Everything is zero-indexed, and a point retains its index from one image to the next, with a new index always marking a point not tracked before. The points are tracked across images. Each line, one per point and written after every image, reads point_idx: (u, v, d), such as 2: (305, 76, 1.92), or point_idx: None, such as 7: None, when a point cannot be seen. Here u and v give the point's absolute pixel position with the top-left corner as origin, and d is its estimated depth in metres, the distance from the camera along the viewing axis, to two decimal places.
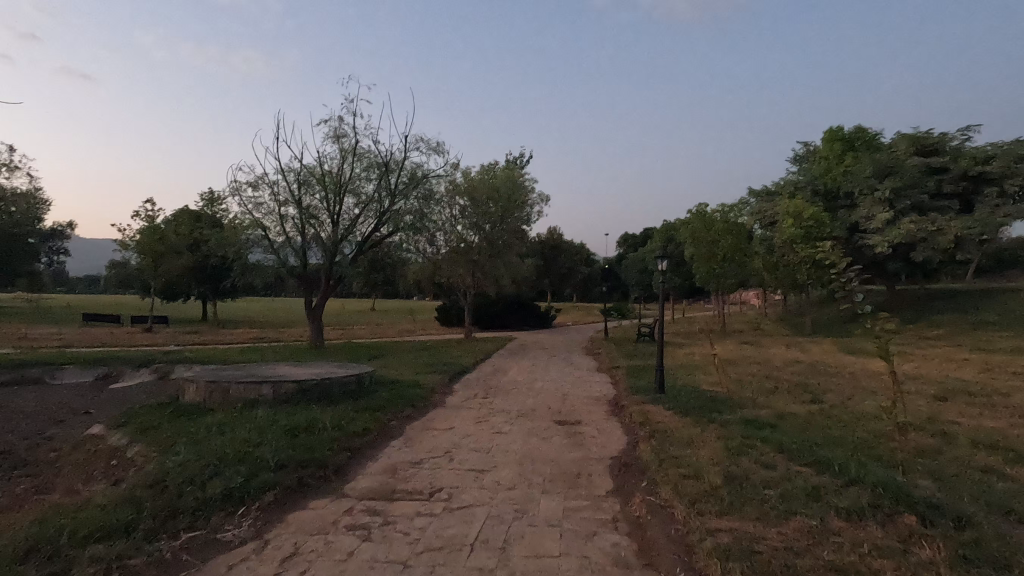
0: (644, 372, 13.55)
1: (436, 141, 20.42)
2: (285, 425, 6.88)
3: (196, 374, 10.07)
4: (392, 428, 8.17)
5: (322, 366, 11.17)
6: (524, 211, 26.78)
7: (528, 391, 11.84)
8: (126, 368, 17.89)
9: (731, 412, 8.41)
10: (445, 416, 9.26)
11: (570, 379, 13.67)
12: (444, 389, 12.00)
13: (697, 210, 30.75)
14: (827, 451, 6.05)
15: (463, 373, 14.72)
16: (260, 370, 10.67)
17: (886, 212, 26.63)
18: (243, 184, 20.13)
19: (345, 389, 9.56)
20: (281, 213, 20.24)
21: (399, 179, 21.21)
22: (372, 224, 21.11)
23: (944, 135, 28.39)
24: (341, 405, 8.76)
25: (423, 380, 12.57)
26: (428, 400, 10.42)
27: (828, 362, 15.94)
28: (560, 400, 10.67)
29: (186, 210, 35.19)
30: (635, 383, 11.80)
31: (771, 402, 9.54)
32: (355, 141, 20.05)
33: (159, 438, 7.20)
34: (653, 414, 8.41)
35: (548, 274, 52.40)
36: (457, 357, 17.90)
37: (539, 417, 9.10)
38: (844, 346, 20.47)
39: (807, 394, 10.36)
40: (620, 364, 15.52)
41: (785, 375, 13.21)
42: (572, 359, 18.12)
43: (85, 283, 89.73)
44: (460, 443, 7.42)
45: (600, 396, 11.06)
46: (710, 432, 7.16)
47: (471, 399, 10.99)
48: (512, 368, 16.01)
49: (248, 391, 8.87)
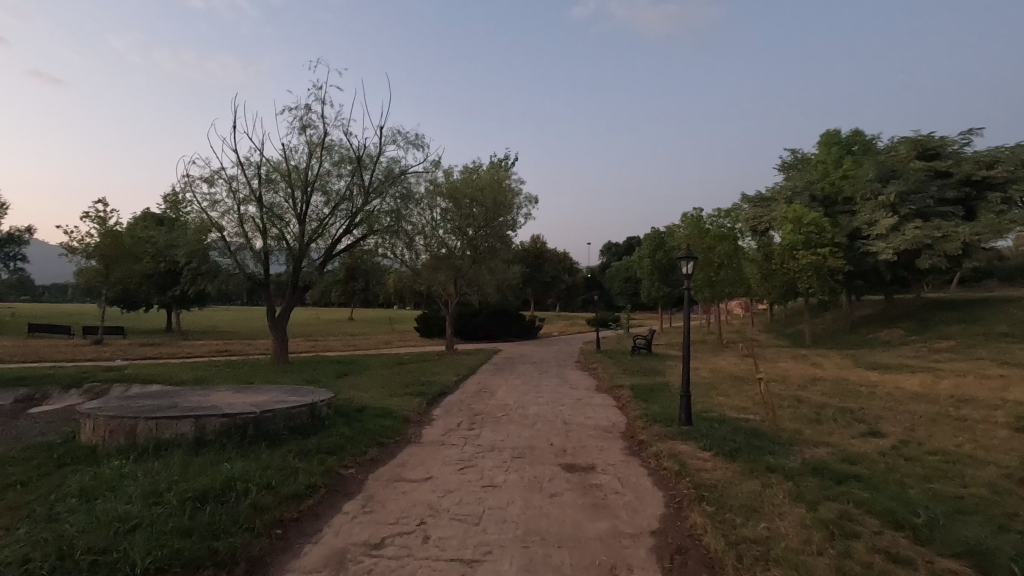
0: (654, 395, 11.76)
1: (415, 134, 18.48)
2: (191, 487, 4.84)
3: (103, 406, 7.92)
4: (348, 481, 6.18)
5: (269, 391, 9.09)
6: (512, 215, 24.81)
7: (523, 420, 9.92)
8: (54, 388, 15.52)
9: (788, 454, 6.60)
10: (421, 459, 7.26)
11: (569, 402, 11.79)
12: (421, 417, 10.04)
13: (691, 215, 29.19)
14: (971, 529, 4.22)
15: (443, 395, 12.72)
16: (189, 398, 8.57)
17: (889, 218, 25.50)
18: (196, 179, 17.84)
19: (292, 424, 7.51)
20: (240, 211, 18.02)
21: (374, 176, 19.13)
22: (343, 225, 18.97)
23: (946, 139, 27.35)
24: (284, 447, 6.72)
25: (396, 405, 10.54)
26: (400, 434, 8.44)
27: (852, 379, 14.33)
28: (562, 432, 8.76)
29: (147, 213, 32.58)
30: (649, 409, 9.99)
31: (826, 436, 7.75)
32: (323, 132, 17.97)
33: (13, 506, 5.09)
34: (689, 460, 6.55)
35: (532, 283, 50.65)
36: (438, 373, 15.94)
37: (541, 459, 7.20)
38: (857, 360, 18.99)
39: (860, 423, 8.66)
40: (623, 383, 13.71)
41: (815, 396, 11.52)
42: (565, 376, 16.22)
43: (52, 292, 85.34)
44: (439, 507, 5.42)
45: (610, 426, 9.17)
46: (779, 490, 5.31)
47: (453, 430, 9.02)
48: (500, 387, 14.05)
49: (161, 429, 6.78)
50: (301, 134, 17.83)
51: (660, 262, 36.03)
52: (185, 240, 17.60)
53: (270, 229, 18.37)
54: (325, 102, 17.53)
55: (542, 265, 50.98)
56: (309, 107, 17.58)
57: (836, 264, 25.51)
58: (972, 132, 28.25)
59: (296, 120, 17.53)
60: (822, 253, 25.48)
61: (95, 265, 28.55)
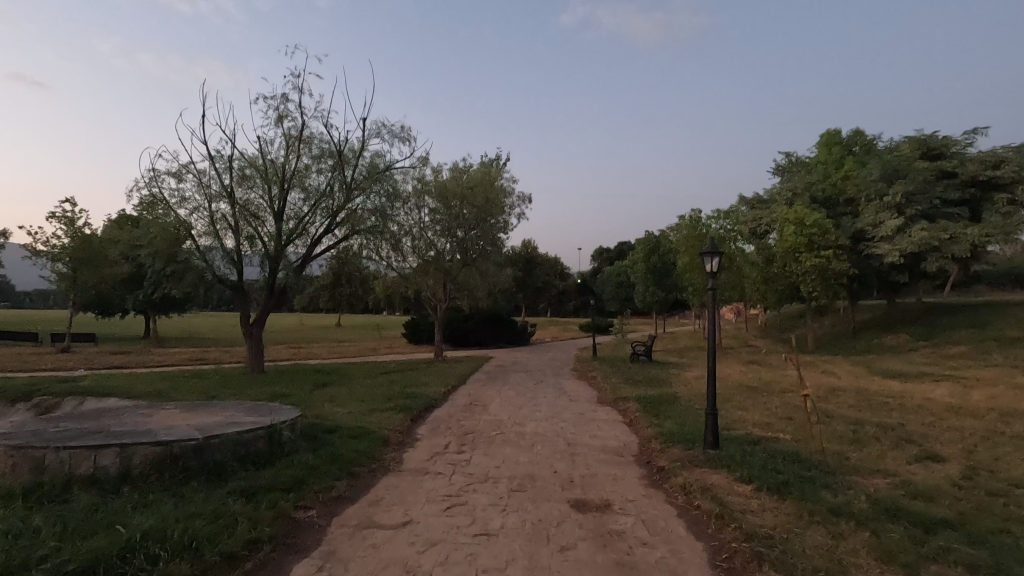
0: (666, 409, 10.57)
1: (401, 127, 17.25)
2: (74, 558, 3.58)
3: (15, 430, 6.57)
4: (304, 529, 4.91)
5: (224, 410, 7.74)
6: (504, 216, 23.56)
7: (520, 440, 8.67)
8: (0, 403, 14.07)
9: (847, 490, 5.42)
10: (400, 494, 5.98)
11: (570, 417, 10.55)
12: (403, 437, 8.76)
13: (690, 216, 28.23)
14: None
15: (430, 410, 11.43)
16: (124, 419, 7.21)
17: (895, 219, 24.63)
18: (162, 174, 16.43)
19: (244, 453, 6.22)
20: (211, 209, 16.62)
21: (356, 172, 17.81)
22: (323, 224, 17.62)
23: (950, 138, 26.57)
24: (228, 485, 5.45)
25: (375, 424, 9.23)
26: (377, 460, 7.16)
27: (872, 389, 13.28)
28: (566, 456, 7.52)
29: (122, 215, 30.83)
30: (663, 428, 8.78)
31: (879, 463, 6.58)
32: (301, 123, 16.64)
33: None
34: (728, 498, 5.33)
35: (524, 288, 49.56)
36: (425, 384, 14.66)
37: (545, 494, 5.97)
38: (871, 368, 17.99)
39: (912, 445, 7.52)
40: (627, 394, 12.55)
41: (844, 409, 10.39)
42: (563, 386, 15.02)
43: (32, 297, 83.14)
44: (418, 569, 4.16)
45: (621, 448, 7.93)
46: (858, 546, 4.11)
47: (439, 454, 7.74)
48: (491, 400, 12.79)
49: (74, 462, 5.48)
50: (278, 125, 16.52)
51: (655, 265, 34.97)
52: (149, 240, 16.13)
53: (244, 227, 17.03)
54: (303, 91, 16.25)
55: (533, 270, 49.85)
56: (286, 96, 16.29)
57: (840, 266, 24.57)
58: (975, 131, 27.53)
59: (272, 110, 16.22)
60: (825, 256, 24.50)
61: (62, 268, 26.94)
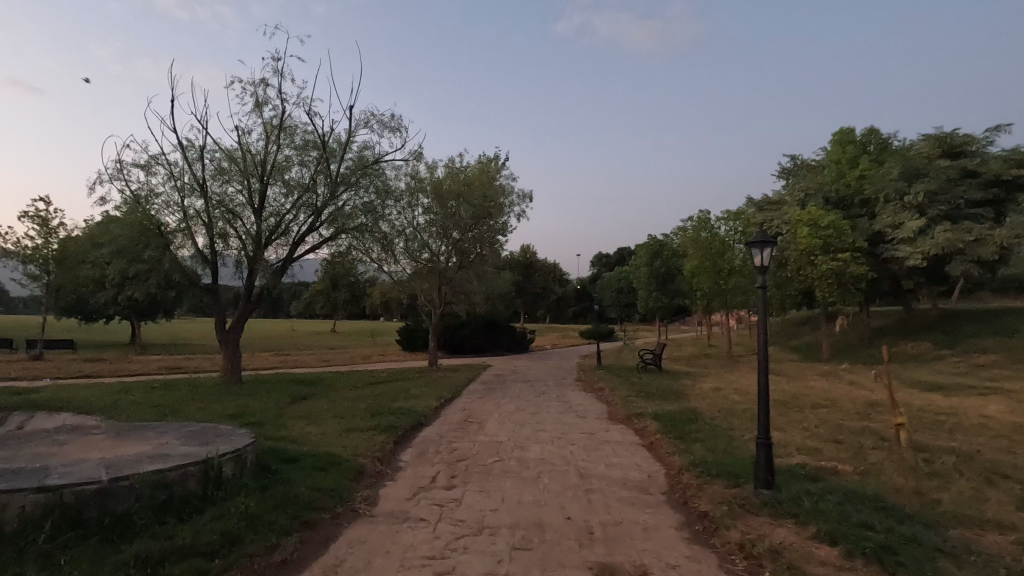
0: (690, 429, 9.15)
1: (391, 116, 15.82)
2: None
3: None
4: None
5: (159, 438, 6.25)
6: (504, 216, 22.18)
7: (523, 469, 7.23)
8: None
9: (971, 560, 4.02)
10: (366, 555, 4.53)
11: (580, 438, 9.11)
12: (381, 466, 7.30)
13: (697, 217, 26.73)
14: None
15: (417, 429, 9.95)
16: (25, 450, 5.72)
17: (916, 219, 23.31)
18: (128, 165, 14.96)
19: (163, 500, 4.77)
20: (182, 203, 15.19)
21: (343, 165, 16.37)
22: (306, 222, 16.18)
23: (971, 136, 25.30)
24: (124, 553, 4.02)
25: (349, 450, 7.75)
26: (345, 502, 5.71)
27: (915, 403, 11.88)
28: (581, 495, 6.10)
29: None
30: (694, 455, 7.35)
31: (983, 509, 5.17)
32: (280, 110, 15.21)
33: None
34: (811, 570, 3.91)
35: (521, 293, 48.15)
36: (415, 397, 13.18)
37: (559, 556, 4.52)
38: (900, 378, 16.60)
39: (1008, 482, 6.13)
40: (641, 410, 11.15)
41: (895, 430, 9.02)
42: (568, 399, 13.58)
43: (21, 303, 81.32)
44: None
45: (647, 482, 6.53)
46: None
47: (424, 491, 6.28)
48: (487, 416, 11.34)
49: None
50: (256, 112, 15.11)
51: (658, 270, 33.47)
52: (112, 237, 14.68)
53: (218, 224, 15.59)
54: (283, 74, 14.86)
55: (531, 275, 48.42)
56: (264, 80, 14.89)
57: (858, 270, 23.15)
58: (996, 129, 26.29)
59: (249, 95, 14.81)
60: (843, 258, 23.07)
61: (34, 270, 25.42)
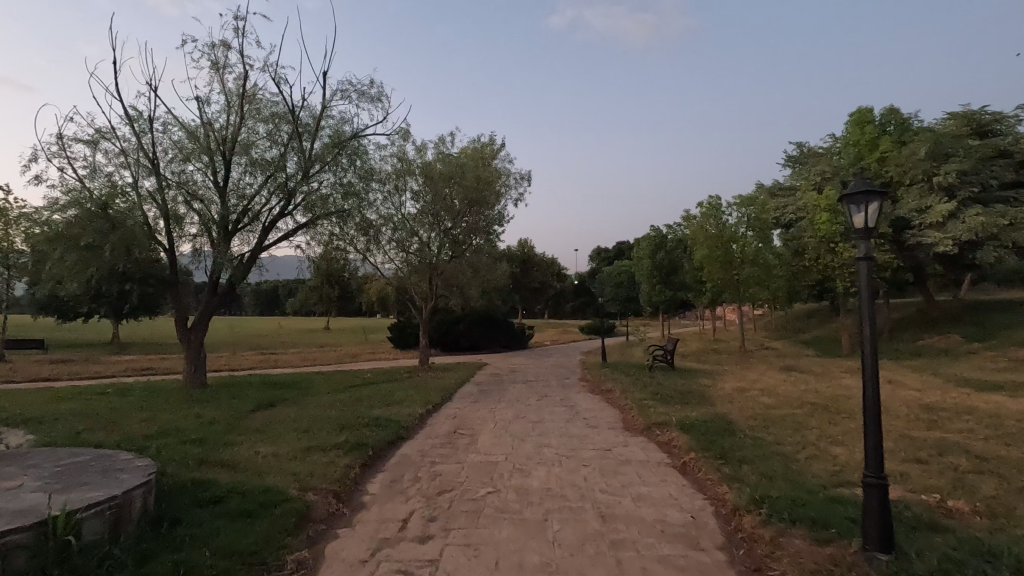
0: (730, 444, 7.38)
1: (370, 84, 13.97)
2: None
3: None
4: None
5: (16, 478, 4.45)
6: (501, 201, 20.33)
7: (525, 508, 5.44)
8: None
9: None
10: None
11: (594, 457, 7.34)
12: (336, 505, 5.48)
13: (709, 203, 24.87)
14: None
15: (394, 445, 8.17)
16: None
17: (945, 203, 21.61)
18: (71, 140, 13.07)
19: None
20: (132, 183, 13.32)
21: (317, 141, 14.49)
22: (275, 206, 14.27)
23: (999, 114, 23.58)
24: None
25: (297, 480, 5.94)
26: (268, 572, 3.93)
27: (979, 407, 10.16)
28: (608, 554, 4.31)
29: None
30: (749, 486, 5.57)
31: None
32: (244, 77, 13.37)
33: None
34: None
35: (518, 289, 46.45)
36: (398, 403, 11.38)
37: None
38: (940, 376, 14.96)
39: None
40: (662, 417, 9.40)
41: (985, 445, 7.28)
42: (574, 403, 11.85)
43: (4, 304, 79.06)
44: None
45: (696, 529, 4.77)
46: None
47: (387, 547, 4.51)
48: (480, 426, 9.53)
49: None
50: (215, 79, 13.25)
51: (662, 262, 31.61)
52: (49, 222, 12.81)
53: (176, 209, 13.73)
54: (245, 34, 13.02)
55: (529, 270, 46.69)
56: (224, 42, 13.05)
57: (881, 258, 21.42)
58: None
59: (207, 58, 12.97)
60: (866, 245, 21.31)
61: None
